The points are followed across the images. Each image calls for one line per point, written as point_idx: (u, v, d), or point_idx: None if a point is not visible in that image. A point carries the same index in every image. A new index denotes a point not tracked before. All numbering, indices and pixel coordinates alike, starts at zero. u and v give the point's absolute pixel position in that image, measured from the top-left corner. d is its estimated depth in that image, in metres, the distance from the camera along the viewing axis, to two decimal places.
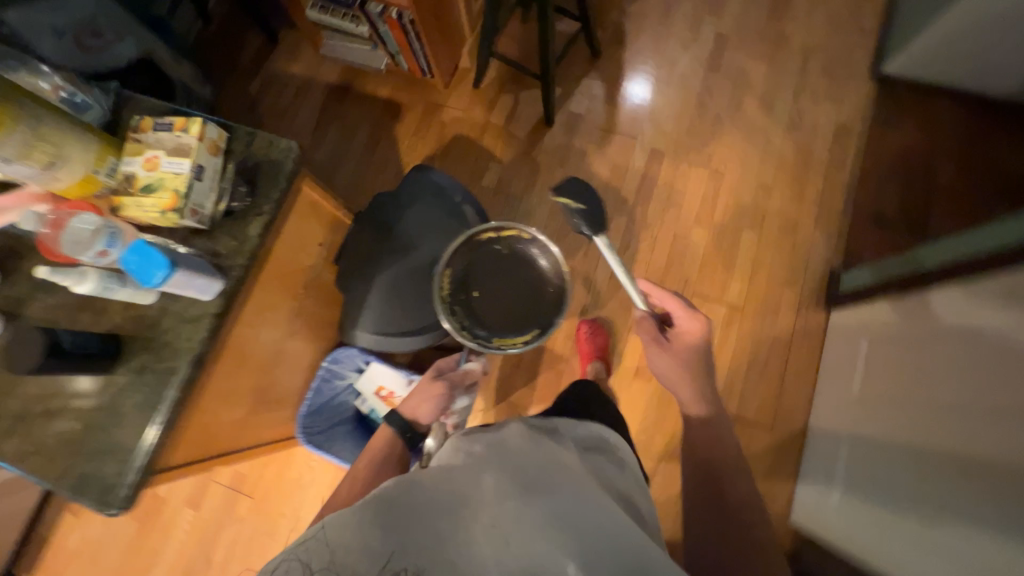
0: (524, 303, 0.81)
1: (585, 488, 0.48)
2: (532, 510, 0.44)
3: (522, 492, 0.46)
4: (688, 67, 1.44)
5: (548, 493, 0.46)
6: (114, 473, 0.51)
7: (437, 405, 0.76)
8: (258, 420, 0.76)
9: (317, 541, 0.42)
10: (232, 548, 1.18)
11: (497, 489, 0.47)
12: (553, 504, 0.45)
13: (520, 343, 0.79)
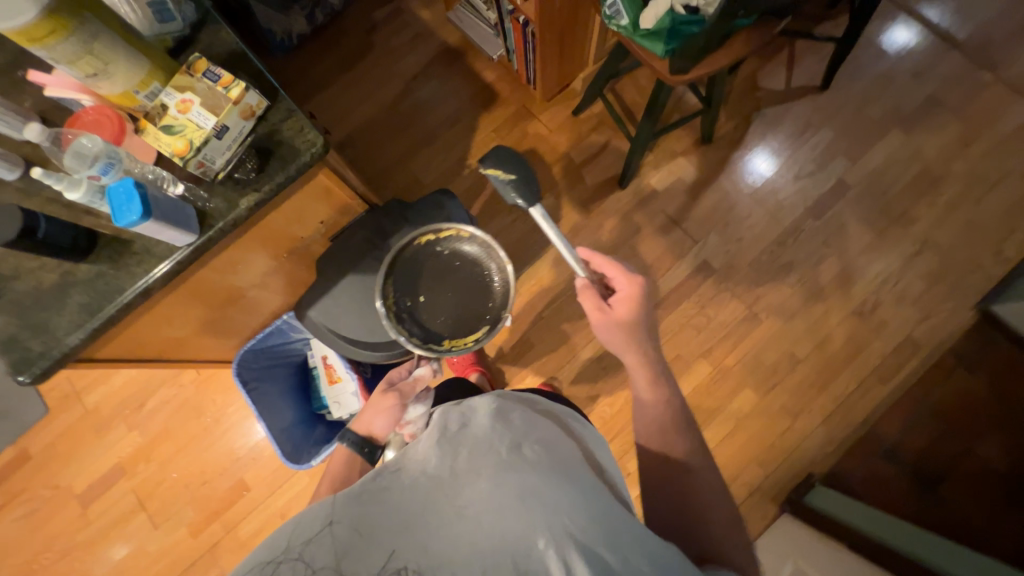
0: (468, 308, 0.79)
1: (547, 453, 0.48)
2: (513, 480, 0.44)
3: (480, 458, 0.46)
4: (789, 199, 1.32)
5: (504, 456, 0.46)
6: (36, 350, 0.58)
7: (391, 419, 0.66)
8: (198, 341, 0.81)
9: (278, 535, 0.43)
10: (167, 406, 1.32)
11: (484, 462, 0.46)
12: (512, 466, 0.45)
13: (470, 343, 0.77)
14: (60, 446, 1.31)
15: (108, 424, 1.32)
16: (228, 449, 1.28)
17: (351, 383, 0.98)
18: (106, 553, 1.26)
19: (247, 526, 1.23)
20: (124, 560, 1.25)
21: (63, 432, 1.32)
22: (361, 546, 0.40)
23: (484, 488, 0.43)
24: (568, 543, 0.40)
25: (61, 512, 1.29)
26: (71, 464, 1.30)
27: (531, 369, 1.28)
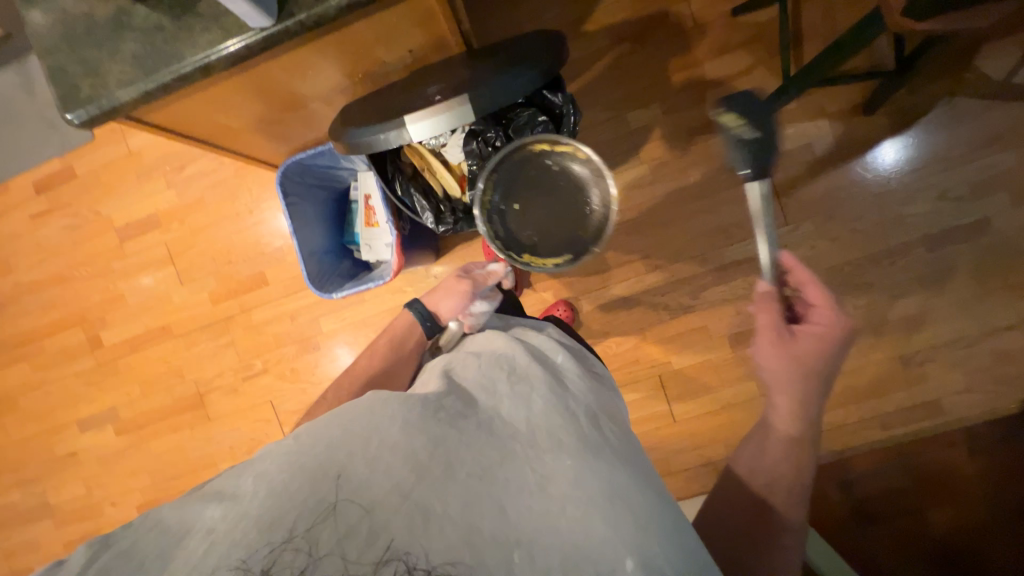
0: (560, 228, 0.82)
1: (636, 474, 0.52)
2: (589, 472, 0.48)
3: (576, 458, 0.50)
4: (913, 217, 1.13)
5: (599, 463, 0.50)
6: (85, 92, 0.53)
7: (457, 305, 0.84)
8: (252, 138, 0.76)
9: (381, 441, 0.48)
10: (208, 178, 1.33)
11: (555, 447, 0.51)
12: (604, 477, 0.49)
13: (551, 263, 0.81)
14: (111, 177, 1.38)
15: (154, 173, 1.36)
16: (255, 240, 1.32)
17: (388, 232, 0.95)
18: (136, 286, 1.39)
19: (260, 313, 1.33)
20: (149, 298, 1.38)
21: (117, 166, 1.37)
22: (460, 492, 0.45)
23: (577, 486, 0.47)
24: (641, 554, 0.43)
25: (104, 236, 1.39)
26: (119, 198, 1.38)
27: (559, 281, 1.28)
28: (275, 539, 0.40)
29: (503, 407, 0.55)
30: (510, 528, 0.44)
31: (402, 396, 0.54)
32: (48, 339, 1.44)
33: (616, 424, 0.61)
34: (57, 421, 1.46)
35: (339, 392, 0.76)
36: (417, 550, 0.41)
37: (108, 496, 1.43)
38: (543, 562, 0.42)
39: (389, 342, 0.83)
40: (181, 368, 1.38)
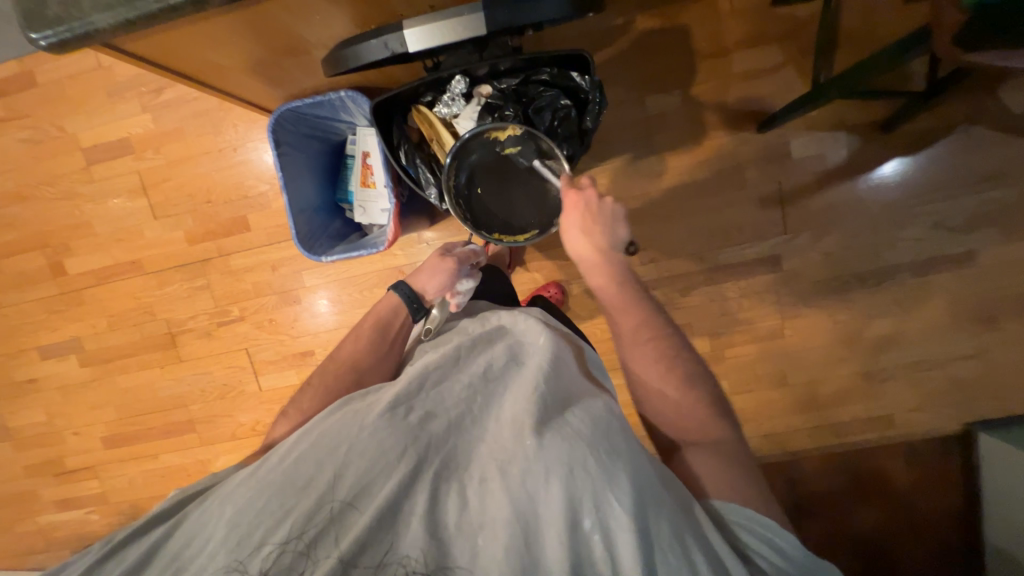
0: (528, 208, 0.79)
1: (601, 433, 0.50)
2: (550, 447, 0.47)
3: (532, 429, 0.49)
4: (903, 241, 1.14)
5: (559, 429, 0.50)
6: (52, 10, 0.45)
7: (444, 280, 0.82)
8: (243, 79, 0.69)
9: (338, 447, 0.50)
10: (187, 107, 1.23)
11: (517, 430, 0.50)
12: (561, 442, 0.48)
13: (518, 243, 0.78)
14: (79, 91, 1.25)
15: (127, 94, 1.24)
16: (236, 181, 1.24)
17: (385, 196, 0.92)
18: (103, 215, 1.30)
19: (239, 259, 1.27)
20: (118, 230, 1.30)
21: (86, 80, 1.25)
22: (421, 486, 0.47)
23: (533, 458, 0.47)
24: (606, 522, 0.43)
25: (68, 155, 1.28)
26: (87, 116, 1.26)
27: (553, 262, 1.27)
28: (251, 546, 0.44)
29: (460, 395, 0.56)
30: (469, 511, 0.46)
31: (361, 403, 0.57)
32: (4, 260, 1.35)
33: (585, 385, 0.60)
34: (16, 346, 1.39)
35: (325, 381, 0.72)
36: (384, 546, 0.44)
37: (72, 425, 1.41)
38: (500, 536, 0.43)
39: (376, 326, 0.78)
40: (151, 307, 1.32)
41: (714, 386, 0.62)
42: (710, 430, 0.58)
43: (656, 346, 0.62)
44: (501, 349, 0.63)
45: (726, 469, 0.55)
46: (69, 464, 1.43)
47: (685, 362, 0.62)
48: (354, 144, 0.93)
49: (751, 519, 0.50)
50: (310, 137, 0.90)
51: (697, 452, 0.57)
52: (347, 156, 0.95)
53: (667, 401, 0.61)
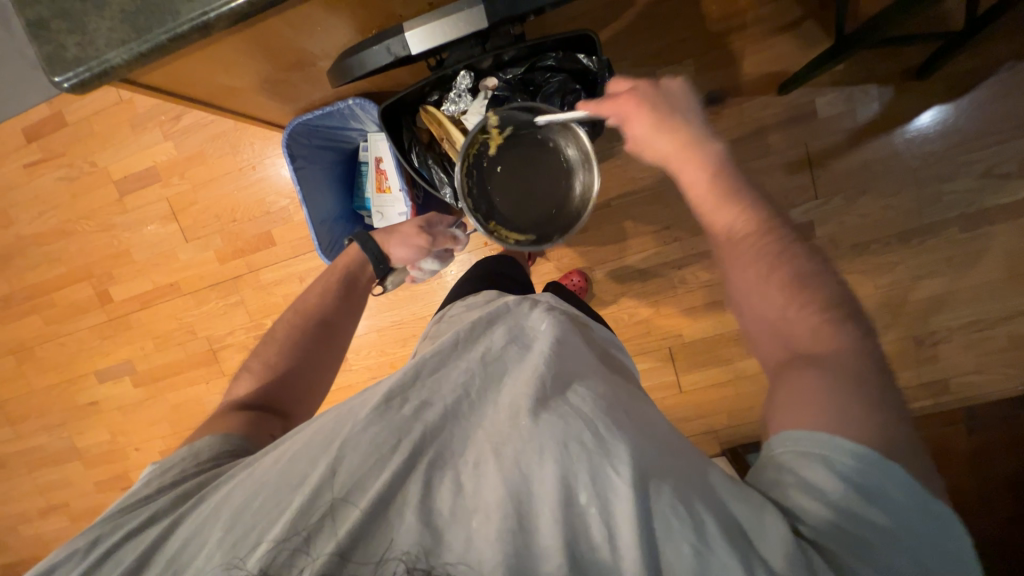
0: (543, 207, 0.79)
1: (603, 412, 0.49)
2: (547, 428, 0.46)
3: (530, 411, 0.48)
4: (950, 194, 1.07)
5: (558, 410, 0.48)
6: (70, 52, 0.47)
7: (411, 254, 0.85)
8: (255, 98, 0.71)
9: (331, 441, 0.48)
10: (205, 131, 1.26)
11: (516, 412, 0.49)
12: (559, 423, 0.47)
13: (510, 242, 0.77)
14: (106, 126, 1.31)
15: (149, 124, 1.29)
16: (258, 198, 1.28)
17: (401, 200, 0.92)
18: (139, 242, 1.36)
19: (268, 274, 1.31)
20: (154, 255, 1.36)
21: (111, 114, 1.30)
22: (416, 475, 0.46)
23: (529, 440, 0.46)
24: (602, 498, 0.42)
25: (102, 188, 1.35)
26: (115, 149, 1.32)
27: (574, 250, 1.26)
28: (248, 546, 0.44)
29: (456, 380, 0.54)
30: (465, 497, 0.44)
31: (356, 398, 0.55)
32: (56, 292, 1.44)
33: (587, 364, 0.58)
34: (75, 371, 1.49)
35: (291, 330, 0.75)
36: (379, 536, 0.43)
37: (132, 442, 1.50)
38: (496, 519, 0.42)
39: (343, 281, 0.81)
40: (192, 326, 1.38)
41: (840, 295, 0.52)
42: (819, 341, 0.49)
43: (762, 244, 0.57)
44: (499, 332, 0.60)
45: (829, 388, 0.45)
46: (134, 478, 1.52)
47: (795, 266, 0.54)
48: (366, 150, 0.94)
49: (845, 451, 0.41)
50: (323, 147, 0.91)
51: (800, 365, 0.49)
52: (362, 163, 0.96)
53: (768, 307, 0.54)
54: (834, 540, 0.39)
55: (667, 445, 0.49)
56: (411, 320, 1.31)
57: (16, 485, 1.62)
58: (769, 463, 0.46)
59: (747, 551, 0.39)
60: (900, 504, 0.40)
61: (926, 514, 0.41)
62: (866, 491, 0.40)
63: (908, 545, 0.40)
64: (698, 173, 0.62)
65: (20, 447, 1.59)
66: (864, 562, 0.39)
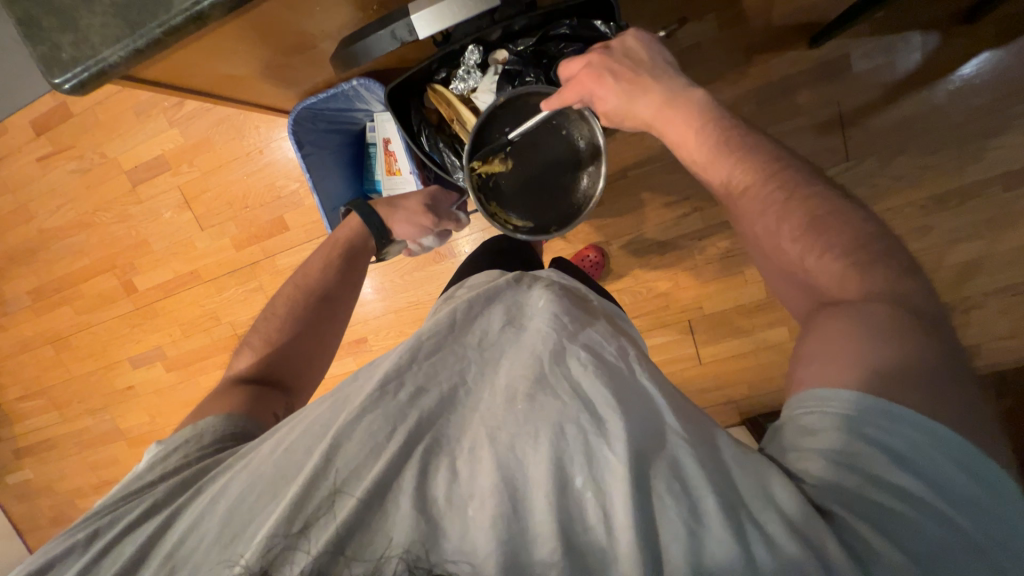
0: (548, 200, 0.79)
1: (600, 388, 0.48)
2: (543, 411, 0.46)
3: (526, 394, 0.48)
4: (995, 151, 0.99)
5: (554, 392, 0.48)
6: (67, 52, 0.45)
7: (413, 232, 0.84)
8: (258, 85, 0.68)
9: (327, 431, 0.48)
10: (210, 116, 1.24)
11: (513, 395, 0.49)
12: (555, 406, 0.47)
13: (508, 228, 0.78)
14: (113, 115, 1.31)
15: (157, 110, 1.27)
16: (268, 183, 1.27)
17: (412, 182, 0.90)
18: (156, 232, 1.37)
19: (284, 259, 1.31)
20: (173, 243, 1.37)
21: (117, 103, 1.29)
22: (411, 462, 0.45)
23: (525, 424, 0.46)
24: (598, 480, 0.42)
25: (116, 178, 1.35)
26: (124, 139, 1.31)
27: (589, 224, 1.23)
28: (243, 541, 0.43)
29: (452, 365, 0.54)
30: (461, 483, 0.44)
31: (351, 386, 0.54)
32: (83, 284, 1.48)
33: (588, 334, 0.56)
34: (110, 358, 1.55)
35: (292, 307, 0.75)
36: (373, 528, 0.42)
37: (170, 423, 1.57)
38: (491, 503, 0.42)
39: (344, 254, 0.80)
40: (215, 312, 1.41)
41: (869, 233, 0.50)
42: (847, 286, 0.48)
43: (773, 189, 0.55)
44: (496, 312, 0.60)
45: (859, 334, 0.44)
46: None
47: (814, 208, 0.52)
48: (373, 130, 0.91)
49: (869, 407, 0.40)
50: (330, 129, 0.88)
51: (828, 314, 0.48)
52: (369, 145, 0.94)
53: (788, 258, 0.54)
54: (856, 505, 0.38)
55: (670, 413, 0.47)
56: (427, 301, 1.32)
57: (68, 463, 1.74)
58: (785, 427, 0.45)
59: (746, 526, 0.38)
60: (931, 469, 0.38)
61: (964, 477, 0.38)
62: (895, 454, 0.39)
63: (944, 512, 0.37)
64: (684, 128, 0.61)
65: (68, 429, 1.69)
66: (891, 531, 0.36)
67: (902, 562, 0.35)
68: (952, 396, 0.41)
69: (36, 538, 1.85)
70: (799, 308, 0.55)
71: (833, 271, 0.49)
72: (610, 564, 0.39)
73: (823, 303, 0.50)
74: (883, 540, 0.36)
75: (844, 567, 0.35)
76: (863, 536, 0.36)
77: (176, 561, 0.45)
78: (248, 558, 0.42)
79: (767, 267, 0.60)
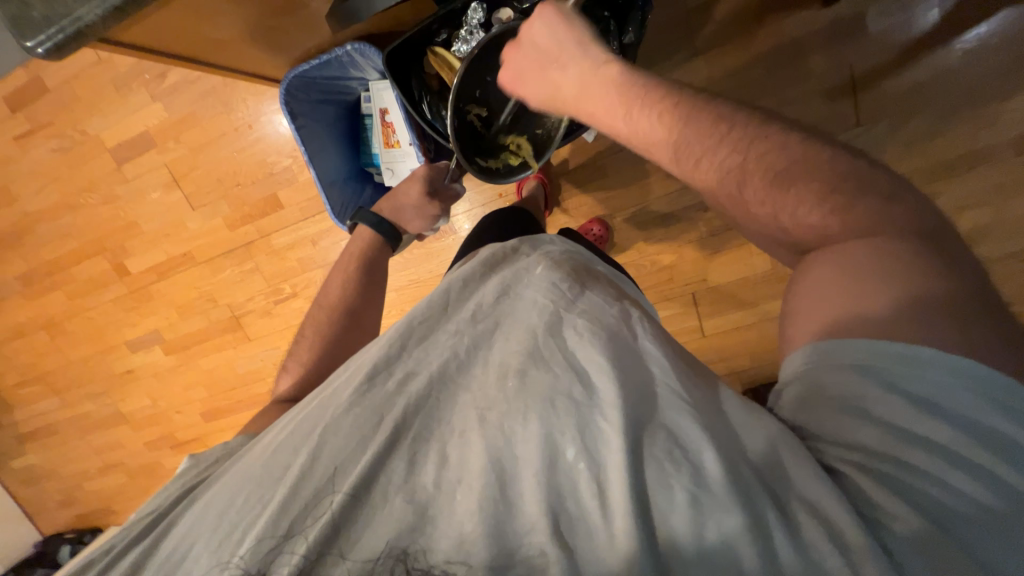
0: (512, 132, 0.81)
1: (598, 358, 0.46)
2: (532, 388, 0.45)
3: (518, 372, 0.46)
4: (1008, 114, 0.96)
5: (547, 368, 0.46)
6: (38, 11, 0.42)
7: (426, 223, 0.86)
8: (244, 49, 0.65)
9: (312, 431, 0.47)
10: (195, 88, 1.19)
11: (504, 372, 0.47)
12: (547, 382, 0.45)
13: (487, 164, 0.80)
14: (92, 89, 1.25)
15: (140, 84, 1.22)
16: (260, 159, 1.22)
17: (411, 154, 0.87)
18: (145, 212, 1.33)
19: (280, 238, 1.28)
20: (163, 225, 1.33)
21: (95, 76, 1.24)
22: (399, 452, 0.44)
23: (515, 403, 0.44)
24: (590, 451, 0.41)
25: (100, 157, 1.30)
26: (105, 114, 1.26)
27: (591, 198, 1.21)
28: (233, 543, 0.42)
29: (443, 344, 0.51)
30: (450, 467, 0.43)
31: (335, 382, 0.53)
32: (73, 268, 1.44)
33: (587, 296, 0.54)
34: (107, 343, 1.53)
35: (319, 327, 0.73)
36: (363, 521, 0.41)
37: (173, 405, 1.57)
38: (479, 487, 0.41)
39: (361, 267, 0.79)
40: (212, 294, 1.38)
41: (845, 170, 0.45)
42: (830, 228, 0.44)
43: (726, 152, 0.48)
44: (492, 283, 0.56)
45: (849, 286, 0.42)
46: (179, 437, 1.61)
47: (774, 159, 0.46)
48: (368, 101, 0.88)
49: (874, 353, 0.39)
50: (322, 98, 0.85)
51: (813, 263, 0.46)
52: (365, 116, 0.90)
53: (763, 222, 0.48)
54: (875, 469, 0.36)
55: (665, 373, 0.46)
56: (428, 279, 1.30)
57: (73, 448, 1.74)
58: (792, 386, 0.44)
59: (764, 510, 0.36)
60: (963, 414, 0.36)
61: (1011, 426, 0.35)
62: (914, 398, 0.37)
63: (983, 467, 0.35)
64: (644, 112, 0.52)
65: (70, 414, 1.68)
66: (907, 492, 0.35)
67: (917, 519, 0.33)
68: (982, 325, 0.38)
69: (46, 522, 1.88)
70: (789, 258, 0.52)
71: (813, 223, 0.45)
72: (599, 534, 0.38)
73: (806, 253, 0.48)
74: (902, 505, 0.34)
75: (858, 540, 0.34)
76: (871, 495, 0.36)
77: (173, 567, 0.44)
78: (243, 557, 0.41)
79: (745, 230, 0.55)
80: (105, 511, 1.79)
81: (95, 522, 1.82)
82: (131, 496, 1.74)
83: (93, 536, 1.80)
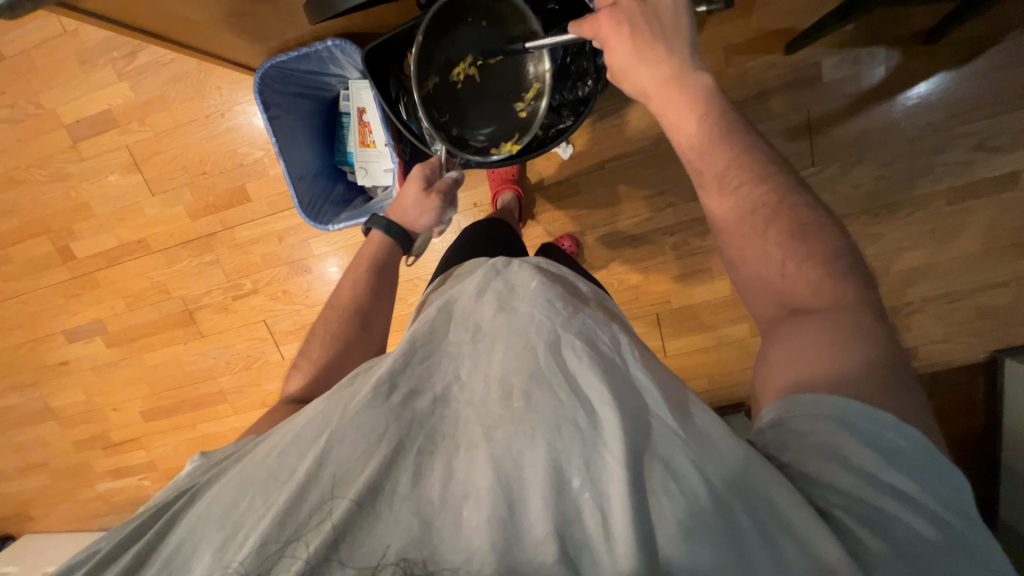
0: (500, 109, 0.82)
1: (598, 383, 0.44)
2: (540, 410, 0.43)
3: (523, 392, 0.44)
4: (940, 165, 1.06)
5: (550, 390, 0.44)
6: None
7: (432, 218, 0.81)
8: (217, 35, 0.67)
9: (321, 432, 0.44)
10: (166, 71, 1.16)
11: (508, 392, 0.45)
12: (551, 404, 0.43)
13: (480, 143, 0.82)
14: (52, 62, 1.19)
15: (109, 61, 1.17)
16: (230, 149, 1.19)
17: (386, 155, 0.88)
18: (100, 194, 1.26)
19: (244, 232, 1.24)
20: (118, 208, 1.27)
21: (58, 48, 1.18)
22: (405, 464, 0.42)
23: (521, 424, 0.42)
24: (598, 477, 0.39)
25: (54, 135, 1.23)
26: (65, 90, 1.20)
27: (565, 213, 1.24)
28: (235, 546, 0.40)
29: (448, 362, 0.49)
30: (455, 484, 0.40)
31: (347, 386, 0.50)
32: (11, 247, 1.34)
33: (585, 316, 0.53)
34: (41, 332, 1.42)
35: (330, 327, 0.72)
36: (369, 530, 0.39)
37: (111, 403, 1.46)
38: (488, 506, 0.38)
39: (373, 272, 0.77)
40: (165, 285, 1.31)
41: (841, 249, 0.49)
42: (819, 296, 0.47)
43: (751, 189, 0.52)
44: (489, 304, 0.55)
45: (834, 336, 0.44)
46: (115, 437, 1.49)
47: (800, 215, 0.51)
48: (346, 99, 0.88)
49: (847, 408, 0.39)
50: (300, 92, 0.85)
51: (799, 323, 0.47)
52: (342, 114, 0.90)
53: (763, 262, 0.51)
54: (857, 508, 0.36)
55: (658, 404, 0.44)
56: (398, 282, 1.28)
57: None
58: (775, 430, 0.43)
59: (752, 542, 0.35)
60: (920, 467, 0.37)
61: (947, 485, 0.38)
62: (885, 454, 0.38)
63: (931, 511, 0.36)
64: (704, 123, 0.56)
65: None
66: (887, 531, 0.35)
67: (896, 561, 0.34)
68: (910, 397, 0.41)
69: None
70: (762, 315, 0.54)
71: (810, 279, 0.48)
72: (606, 559, 0.36)
73: (791, 309, 0.49)
74: (882, 543, 0.35)
75: (838, 559, 0.34)
76: (860, 538, 0.35)
77: (176, 565, 0.41)
78: (241, 563, 0.38)
79: (733, 275, 0.57)
80: (19, 518, 1.64)
81: (7, 528, 1.66)
82: (51, 502, 1.59)
83: (4, 544, 1.64)
